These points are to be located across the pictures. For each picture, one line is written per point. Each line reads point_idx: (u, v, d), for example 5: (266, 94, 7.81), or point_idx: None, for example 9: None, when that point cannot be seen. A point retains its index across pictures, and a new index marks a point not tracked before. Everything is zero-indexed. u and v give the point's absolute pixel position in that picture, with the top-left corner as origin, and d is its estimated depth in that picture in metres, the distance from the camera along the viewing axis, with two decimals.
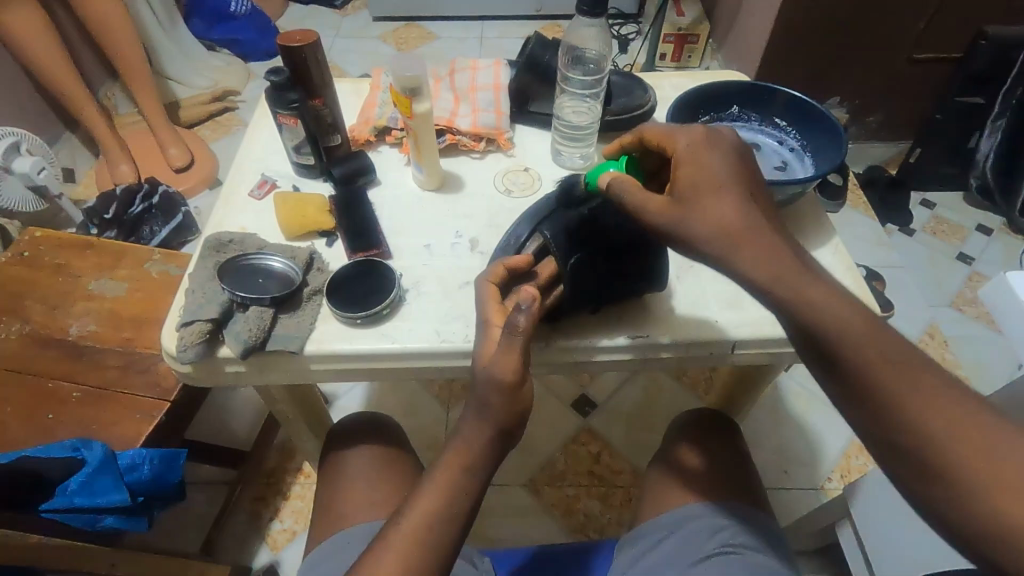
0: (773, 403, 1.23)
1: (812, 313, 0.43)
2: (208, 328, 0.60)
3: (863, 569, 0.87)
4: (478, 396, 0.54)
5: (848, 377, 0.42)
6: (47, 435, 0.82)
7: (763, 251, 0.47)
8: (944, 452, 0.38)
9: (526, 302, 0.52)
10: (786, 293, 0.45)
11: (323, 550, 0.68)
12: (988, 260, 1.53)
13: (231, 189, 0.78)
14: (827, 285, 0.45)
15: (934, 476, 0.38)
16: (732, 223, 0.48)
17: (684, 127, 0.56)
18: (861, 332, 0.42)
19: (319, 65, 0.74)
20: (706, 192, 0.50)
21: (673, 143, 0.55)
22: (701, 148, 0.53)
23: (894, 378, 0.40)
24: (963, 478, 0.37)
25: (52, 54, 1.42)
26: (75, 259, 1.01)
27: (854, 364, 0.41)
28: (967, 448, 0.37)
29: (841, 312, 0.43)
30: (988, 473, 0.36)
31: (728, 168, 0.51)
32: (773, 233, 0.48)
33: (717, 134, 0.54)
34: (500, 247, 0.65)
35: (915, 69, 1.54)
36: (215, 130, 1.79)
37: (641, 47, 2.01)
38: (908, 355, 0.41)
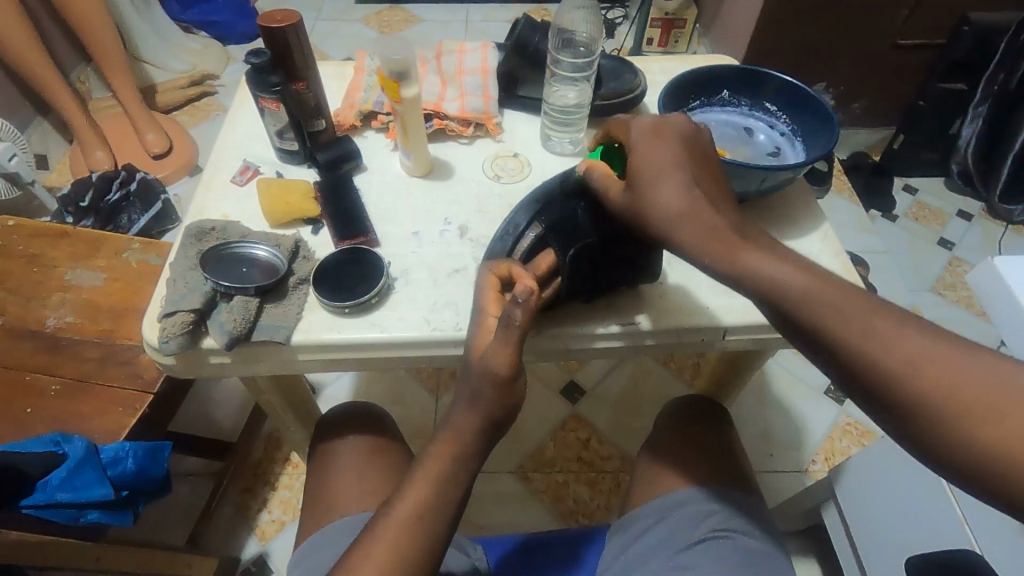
0: (759, 386, 1.24)
1: (759, 280, 0.45)
2: (191, 319, 0.59)
3: (847, 549, 0.88)
4: (469, 388, 0.54)
5: (804, 332, 0.42)
6: (25, 430, 0.80)
7: (701, 227, 0.50)
8: (918, 397, 0.37)
9: (522, 296, 0.52)
10: (728, 266, 0.47)
11: (313, 541, 0.67)
12: (968, 244, 1.56)
13: (212, 174, 0.76)
14: (766, 251, 0.47)
15: (913, 417, 0.38)
16: (677, 206, 0.51)
17: (636, 117, 0.58)
18: (807, 290, 0.42)
19: (302, 47, 0.72)
20: (653, 179, 0.53)
21: (625, 133, 0.58)
22: (650, 135, 0.55)
23: (852, 328, 0.40)
24: (937, 414, 0.37)
25: (20, 36, 1.36)
26: (50, 249, 0.98)
27: (805, 318, 0.42)
28: (938, 386, 0.37)
29: (783, 275, 0.44)
30: (959, 403, 0.36)
31: (676, 154, 0.54)
32: (715, 213, 0.50)
33: (667, 123, 0.56)
34: (498, 236, 0.64)
35: (900, 55, 1.55)
36: (193, 116, 1.74)
37: (629, 31, 1.99)
38: (859, 298, 0.41)
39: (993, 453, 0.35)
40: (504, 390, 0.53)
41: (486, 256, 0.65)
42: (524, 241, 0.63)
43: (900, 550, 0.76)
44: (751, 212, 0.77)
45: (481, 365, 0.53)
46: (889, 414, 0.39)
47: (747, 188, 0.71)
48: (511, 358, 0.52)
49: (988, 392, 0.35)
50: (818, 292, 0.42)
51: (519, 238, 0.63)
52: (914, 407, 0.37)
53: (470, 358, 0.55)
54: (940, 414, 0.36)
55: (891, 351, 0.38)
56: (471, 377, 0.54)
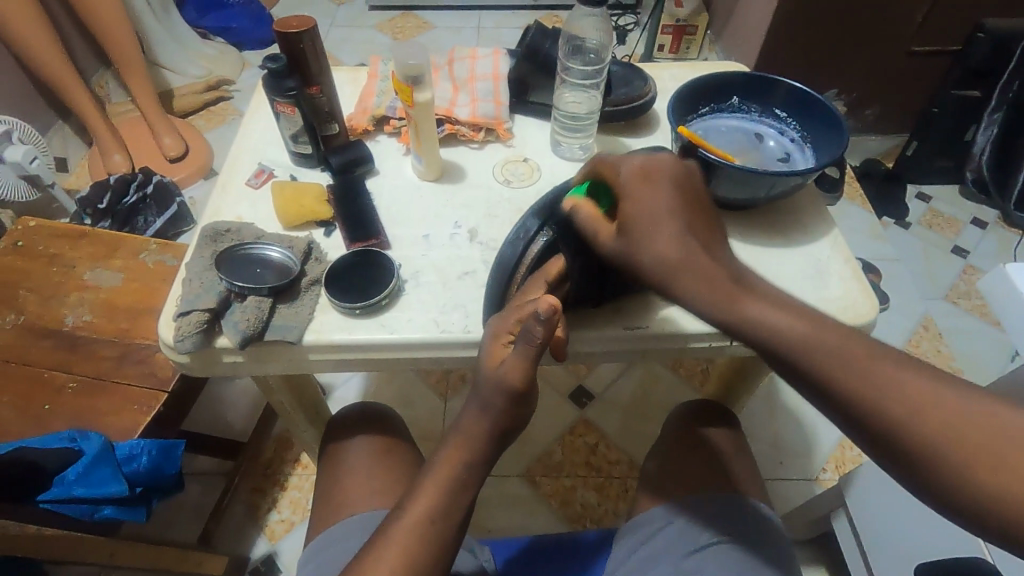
0: (769, 393, 1.23)
1: (763, 329, 0.45)
2: (206, 318, 0.60)
3: (858, 559, 0.88)
4: (479, 395, 0.54)
5: (809, 379, 0.43)
6: (43, 426, 0.82)
7: (699, 279, 0.49)
8: (930, 446, 0.39)
9: (546, 313, 0.50)
10: (728, 315, 0.47)
11: (323, 540, 0.68)
12: (983, 253, 1.54)
13: (228, 177, 0.77)
14: (765, 297, 0.47)
15: (926, 467, 0.39)
16: (672, 256, 0.50)
17: (626, 156, 0.56)
18: (811, 337, 0.43)
19: (316, 53, 0.73)
20: (645, 228, 0.52)
21: (615, 174, 0.56)
22: (641, 179, 0.54)
23: (858, 379, 0.41)
24: (947, 463, 0.38)
25: (43, 42, 1.40)
26: (69, 249, 1.00)
27: (811, 368, 0.43)
28: (946, 435, 0.38)
29: (787, 323, 0.44)
30: (968, 453, 0.38)
31: (670, 197, 0.53)
32: (709, 258, 0.50)
33: (657, 164, 0.55)
34: (508, 240, 0.63)
35: (912, 62, 1.54)
36: (210, 120, 1.77)
37: (640, 37, 2.00)
38: (863, 345, 0.42)
39: (997, 497, 0.37)
40: (516, 398, 0.53)
41: (495, 260, 0.63)
42: (533, 248, 0.61)
43: (909, 561, 0.76)
44: (760, 218, 0.77)
45: (493, 375, 0.53)
46: (894, 458, 0.41)
47: (756, 195, 0.72)
48: (525, 369, 0.52)
49: (990, 436, 0.37)
50: (821, 338, 0.43)
51: (530, 243, 0.61)
52: (919, 450, 0.39)
53: (479, 365, 0.55)
54: (947, 458, 0.38)
55: (898, 399, 0.40)
56: (481, 383, 0.54)
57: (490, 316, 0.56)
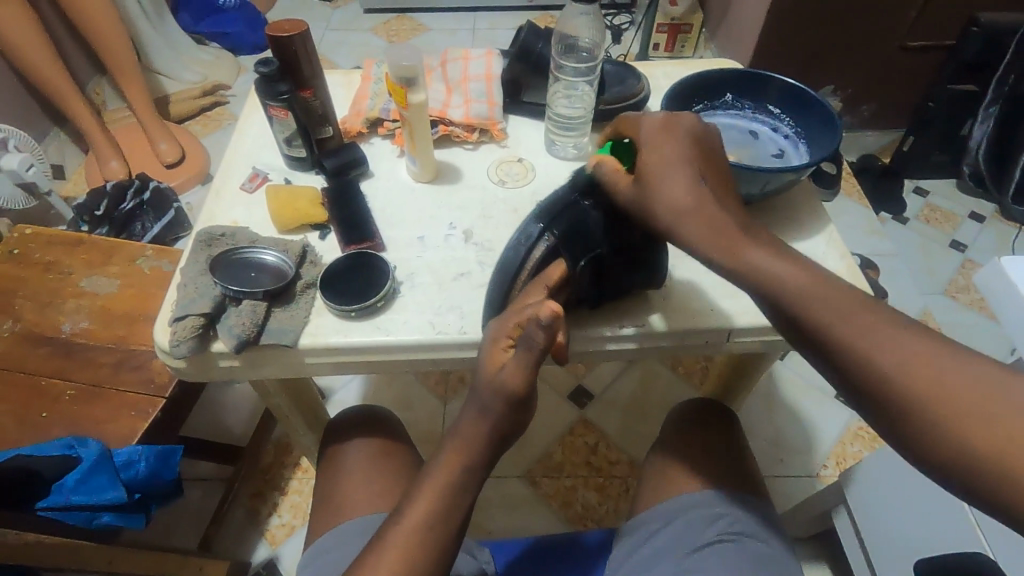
0: (768, 390, 1.23)
1: (762, 272, 0.46)
2: (201, 323, 0.60)
3: (859, 554, 0.88)
4: (478, 399, 0.54)
5: (801, 329, 0.44)
6: (40, 433, 0.82)
7: (705, 225, 0.50)
8: (913, 401, 0.38)
9: (548, 318, 0.49)
10: (729, 260, 0.48)
11: (322, 543, 0.68)
12: (981, 247, 1.54)
13: (222, 182, 0.77)
14: (770, 250, 0.48)
15: (909, 421, 0.39)
16: (682, 203, 0.52)
17: (648, 112, 0.57)
18: (807, 284, 0.44)
19: (308, 56, 0.73)
20: (660, 174, 0.53)
21: (636, 127, 0.57)
22: (661, 132, 0.55)
23: (849, 328, 0.41)
24: (930, 419, 0.38)
25: (38, 50, 1.40)
26: (65, 257, 1.00)
27: (804, 315, 0.43)
28: (929, 389, 0.38)
29: (786, 273, 0.45)
30: (951, 409, 0.37)
31: (687, 151, 0.54)
32: (720, 208, 0.51)
33: (679, 120, 0.56)
34: (510, 246, 0.61)
35: (907, 57, 1.55)
36: (206, 125, 1.77)
37: (635, 36, 2.00)
38: (857, 300, 0.42)
39: (982, 456, 0.36)
40: (514, 403, 0.53)
41: (497, 267, 0.62)
42: (535, 252, 0.60)
43: (910, 557, 0.76)
44: (755, 215, 0.77)
45: (492, 380, 0.53)
46: (881, 417, 0.40)
47: (750, 191, 0.72)
48: (526, 375, 0.52)
49: (977, 396, 0.37)
50: (816, 286, 0.44)
51: (531, 248, 0.60)
52: (904, 408, 0.39)
53: (477, 369, 0.55)
54: (932, 416, 0.38)
55: (886, 352, 0.40)
56: (480, 387, 0.54)
57: (489, 320, 0.55)
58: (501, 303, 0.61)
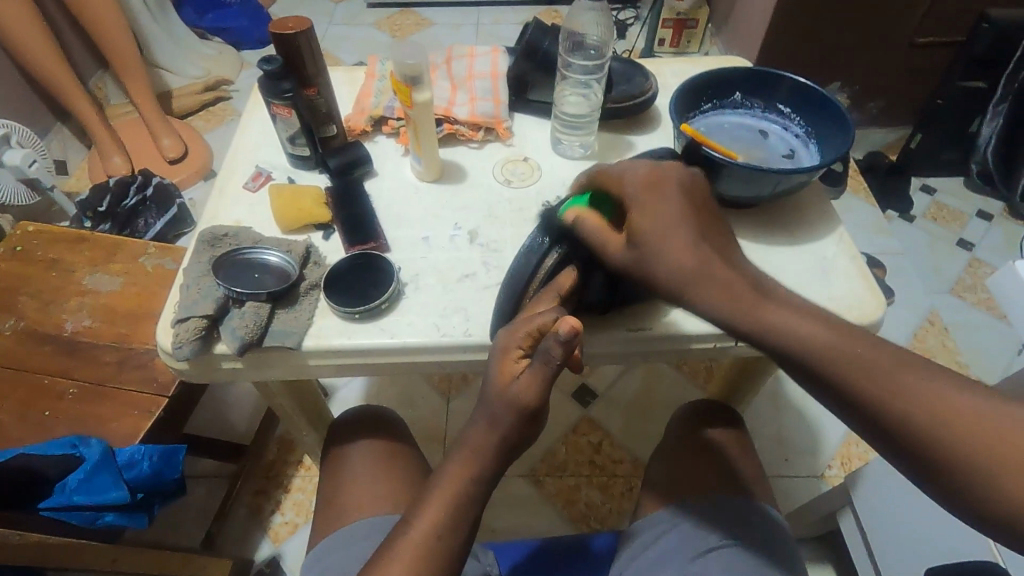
0: (774, 390, 1.22)
1: (785, 338, 0.45)
2: (204, 325, 0.59)
3: (863, 556, 0.87)
4: (487, 409, 0.53)
5: (830, 386, 0.43)
6: (43, 432, 0.82)
7: (717, 287, 0.49)
8: (963, 461, 0.38)
9: (566, 335, 0.47)
10: (748, 324, 0.47)
11: (326, 544, 0.67)
12: (989, 246, 1.53)
13: (225, 181, 0.76)
14: (786, 306, 0.47)
15: (963, 481, 0.39)
16: (688, 265, 0.50)
17: (629, 166, 0.56)
18: (836, 348, 0.43)
19: (313, 53, 0.72)
20: (659, 237, 0.51)
21: (621, 185, 0.55)
22: (649, 189, 0.54)
23: (885, 388, 0.41)
24: (986, 478, 0.38)
25: (40, 44, 1.39)
26: (68, 254, 0.99)
27: (838, 379, 0.43)
28: (983, 450, 0.38)
29: (812, 332, 0.44)
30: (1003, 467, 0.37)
31: (679, 205, 0.53)
32: (726, 265, 0.50)
33: (662, 173, 0.55)
34: (517, 258, 0.60)
35: (916, 54, 1.53)
36: (209, 120, 1.76)
37: (640, 32, 1.98)
38: (889, 355, 0.42)
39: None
40: (525, 414, 0.52)
41: (505, 278, 0.62)
42: (545, 264, 0.59)
43: (915, 560, 0.75)
44: (764, 215, 0.76)
45: (504, 393, 0.52)
46: (920, 467, 0.40)
47: (761, 192, 0.70)
48: (539, 388, 0.51)
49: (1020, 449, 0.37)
50: (844, 345, 0.43)
51: (542, 259, 0.59)
52: (948, 462, 0.39)
53: (486, 378, 0.54)
54: (982, 473, 0.38)
55: (931, 410, 0.40)
56: (489, 397, 0.53)
57: (498, 329, 0.54)
58: (511, 310, 0.60)
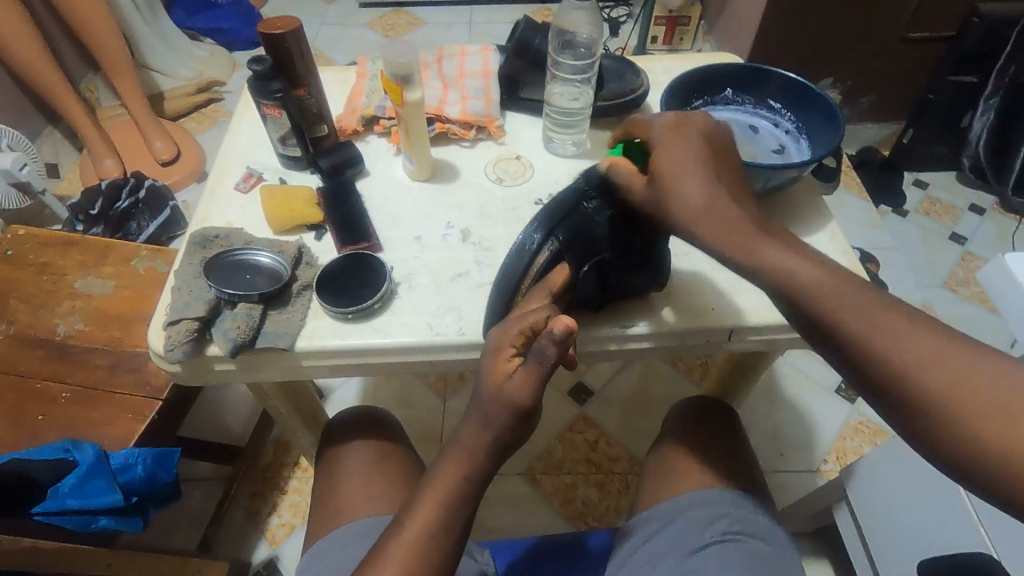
0: (769, 386, 1.23)
1: (775, 271, 0.46)
2: (196, 326, 0.59)
3: (858, 549, 0.87)
4: (479, 408, 0.53)
5: (815, 323, 0.44)
6: (35, 437, 0.81)
7: (720, 223, 0.51)
8: (930, 395, 0.38)
9: (561, 333, 0.48)
10: (744, 257, 0.49)
11: (321, 546, 0.67)
12: (981, 239, 1.53)
13: (216, 182, 0.76)
14: (786, 246, 0.48)
15: (930, 418, 0.39)
16: (699, 202, 0.52)
17: (658, 115, 0.58)
18: (822, 282, 0.44)
19: (302, 53, 0.72)
20: (676, 177, 0.53)
21: (648, 131, 0.58)
22: (674, 132, 0.56)
23: (862, 323, 0.41)
24: (953, 414, 0.38)
25: (29, 47, 1.38)
26: (59, 257, 0.99)
27: (820, 313, 0.43)
28: (950, 385, 0.38)
29: (804, 271, 0.45)
30: (970, 403, 0.37)
31: (699, 150, 0.54)
32: (735, 205, 0.52)
33: (689, 119, 0.56)
34: (509, 254, 0.59)
35: (907, 49, 1.53)
36: (200, 122, 1.76)
37: (633, 30, 1.98)
38: (869, 295, 0.43)
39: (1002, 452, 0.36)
40: (517, 413, 0.52)
41: (497, 276, 0.60)
42: (539, 260, 0.58)
43: (911, 553, 0.76)
44: (756, 211, 0.76)
45: (497, 392, 0.52)
46: (892, 405, 0.41)
47: (751, 188, 0.71)
48: (532, 387, 0.51)
49: (995, 394, 0.37)
50: (828, 282, 0.44)
51: (535, 255, 0.58)
52: (920, 400, 0.39)
53: (478, 378, 0.54)
54: (945, 407, 0.38)
55: (903, 347, 0.40)
56: (482, 396, 0.53)
57: (491, 329, 0.54)
58: (503, 310, 0.60)
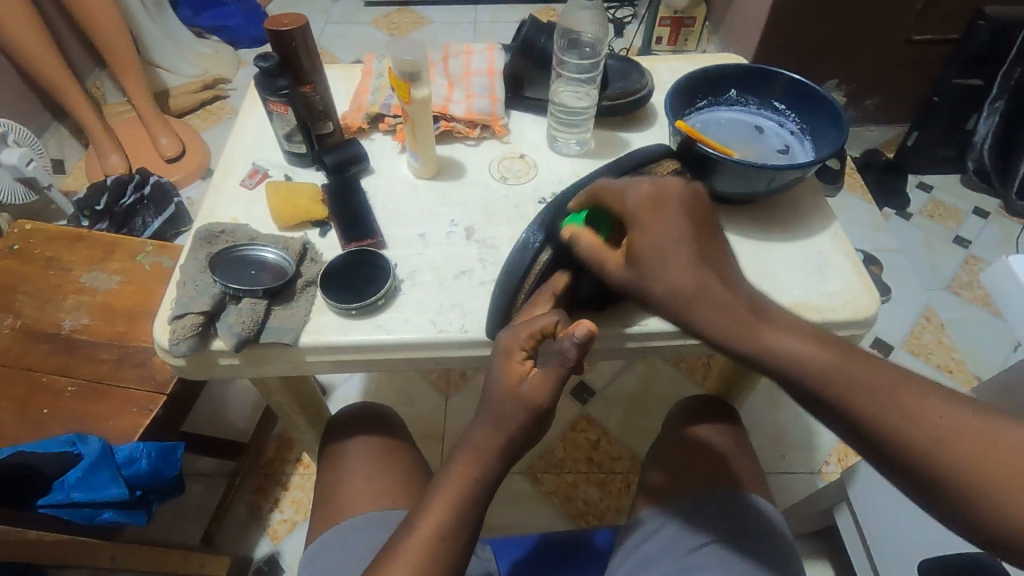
0: (772, 387, 1.23)
1: (781, 359, 0.46)
2: (201, 321, 0.59)
3: (859, 551, 0.87)
4: (490, 407, 0.53)
5: (834, 410, 0.44)
6: (40, 431, 0.82)
7: (716, 309, 0.49)
8: (959, 478, 0.39)
9: (581, 337, 0.48)
10: (749, 346, 0.48)
11: (323, 541, 0.68)
12: (985, 243, 1.53)
13: (222, 178, 0.76)
14: (784, 327, 0.48)
15: (964, 497, 0.39)
16: (686, 287, 0.50)
17: (633, 182, 0.55)
18: (835, 365, 0.44)
19: (308, 51, 0.72)
20: (657, 259, 0.52)
21: (621, 203, 0.55)
22: (650, 206, 0.53)
23: (884, 409, 0.42)
24: (988, 497, 0.38)
25: (36, 43, 1.39)
26: (66, 252, 0.99)
27: (839, 402, 0.44)
28: (975, 465, 0.39)
29: (808, 353, 0.45)
30: (1001, 482, 0.38)
31: (680, 226, 0.52)
32: (722, 287, 0.50)
33: (664, 189, 0.54)
34: (510, 257, 0.60)
35: (912, 51, 1.53)
36: (206, 120, 1.77)
37: (638, 30, 1.98)
38: (888, 374, 0.43)
39: None
40: (530, 413, 0.52)
41: (500, 275, 0.61)
42: (540, 260, 0.59)
43: (913, 554, 0.76)
44: (760, 212, 0.76)
45: (514, 394, 0.52)
46: (918, 486, 0.42)
47: (756, 188, 0.71)
48: (549, 388, 0.51)
49: (1012, 463, 0.38)
50: (842, 364, 0.44)
51: (536, 255, 0.59)
52: (953, 483, 0.40)
53: (489, 379, 0.54)
54: (979, 491, 0.39)
55: (928, 430, 0.41)
56: (494, 397, 0.53)
57: (500, 330, 0.54)
58: (507, 307, 0.60)
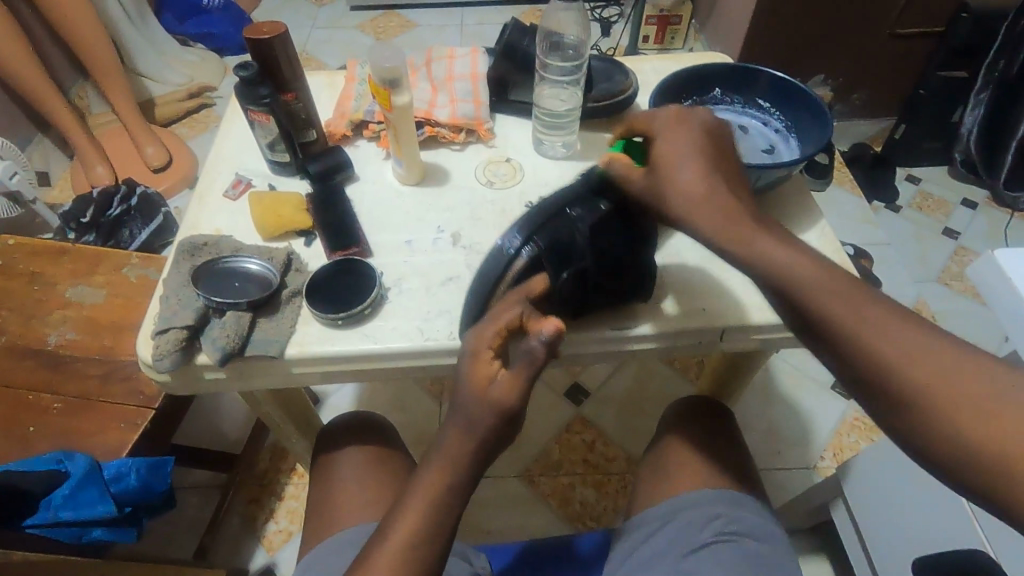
0: (765, 384, 1.23)
1: (767, 264, 0.46)
2: (184, 335, 0.58)
3: (855, 546, 0.88)
4: (464, 415, 0.52)
5: (805, 318, 0.44)
6: (27, 449, 0.81)
7: (720, 215, 0.50)
8: (910, 390, 0.39)
9: (548, 334, 0.50)
10: (738, 249, 0.48)
11: (316, 553, 0.66)
12: (973, 234, 1.54)
13: (204, 190, 0.75)
14: (776, 238, 0.48)
15: (910, 410, 0.40)
16: (698, 191, 0.51)
17: (661, 107, 0.57)
18: (814, 276, 0.44)
19: (288, 58, 0.71)
20: (676, 167, 0.52)
21: (649, 121, 0.56)
22: (676, 122, 0.55)
23: (854, 319, 0.42)
24: (934, 411, 0.39)
25: (18, 55, 1.37)
26: (50, 266, 0.98)
27: (812, 310, 0.44)
28: (930, 379, 0.39)
29: (792, 261, 0.46)
30: (952, 397, 0.38)
31: (697, 142, 0.54)
32: (732, 197, 0.51)
33: (690, 112, 0.56)
34: (488, 259, 0.58)
35: (896, 45, 1.54)
36: (193, 128, 1.75)
37: (624, 29, 1.98)
38: (861, 291, 0.43)
39: (985, 446, 0.37)
40: (505, 417, 0.51)
41: (469, 295, 0.60)
42: (517, 263, 0.57)
43: (910, 548, 0.76)
44: None
45: (484, 396, 0.51)
46: (874, 399, 0.42)
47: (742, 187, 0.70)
48: (518, 391, 0.51)
49: (971, 381, 0.38)
50: (820, 278, 0.44)
51: (514, 256, 0.57)
52: (908, 398, 0.40)
53: (460, 385, 0.53)
54: (931, 405, 0.39)
55: (894, 343, 0.40)
56: (466, 402, 0.52)
57: (466, 333, 0.53)
58: (478, 316, 0.59)
